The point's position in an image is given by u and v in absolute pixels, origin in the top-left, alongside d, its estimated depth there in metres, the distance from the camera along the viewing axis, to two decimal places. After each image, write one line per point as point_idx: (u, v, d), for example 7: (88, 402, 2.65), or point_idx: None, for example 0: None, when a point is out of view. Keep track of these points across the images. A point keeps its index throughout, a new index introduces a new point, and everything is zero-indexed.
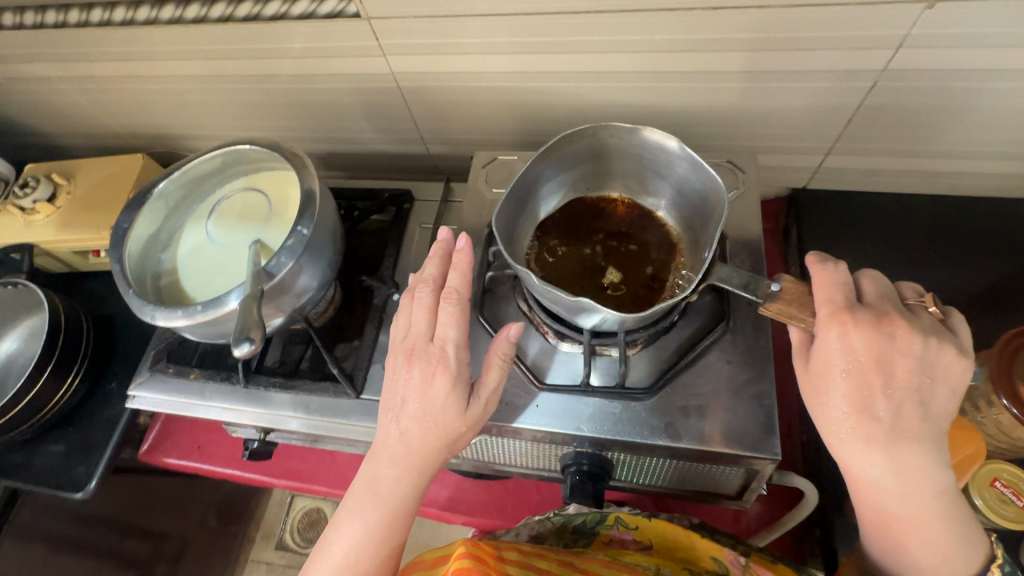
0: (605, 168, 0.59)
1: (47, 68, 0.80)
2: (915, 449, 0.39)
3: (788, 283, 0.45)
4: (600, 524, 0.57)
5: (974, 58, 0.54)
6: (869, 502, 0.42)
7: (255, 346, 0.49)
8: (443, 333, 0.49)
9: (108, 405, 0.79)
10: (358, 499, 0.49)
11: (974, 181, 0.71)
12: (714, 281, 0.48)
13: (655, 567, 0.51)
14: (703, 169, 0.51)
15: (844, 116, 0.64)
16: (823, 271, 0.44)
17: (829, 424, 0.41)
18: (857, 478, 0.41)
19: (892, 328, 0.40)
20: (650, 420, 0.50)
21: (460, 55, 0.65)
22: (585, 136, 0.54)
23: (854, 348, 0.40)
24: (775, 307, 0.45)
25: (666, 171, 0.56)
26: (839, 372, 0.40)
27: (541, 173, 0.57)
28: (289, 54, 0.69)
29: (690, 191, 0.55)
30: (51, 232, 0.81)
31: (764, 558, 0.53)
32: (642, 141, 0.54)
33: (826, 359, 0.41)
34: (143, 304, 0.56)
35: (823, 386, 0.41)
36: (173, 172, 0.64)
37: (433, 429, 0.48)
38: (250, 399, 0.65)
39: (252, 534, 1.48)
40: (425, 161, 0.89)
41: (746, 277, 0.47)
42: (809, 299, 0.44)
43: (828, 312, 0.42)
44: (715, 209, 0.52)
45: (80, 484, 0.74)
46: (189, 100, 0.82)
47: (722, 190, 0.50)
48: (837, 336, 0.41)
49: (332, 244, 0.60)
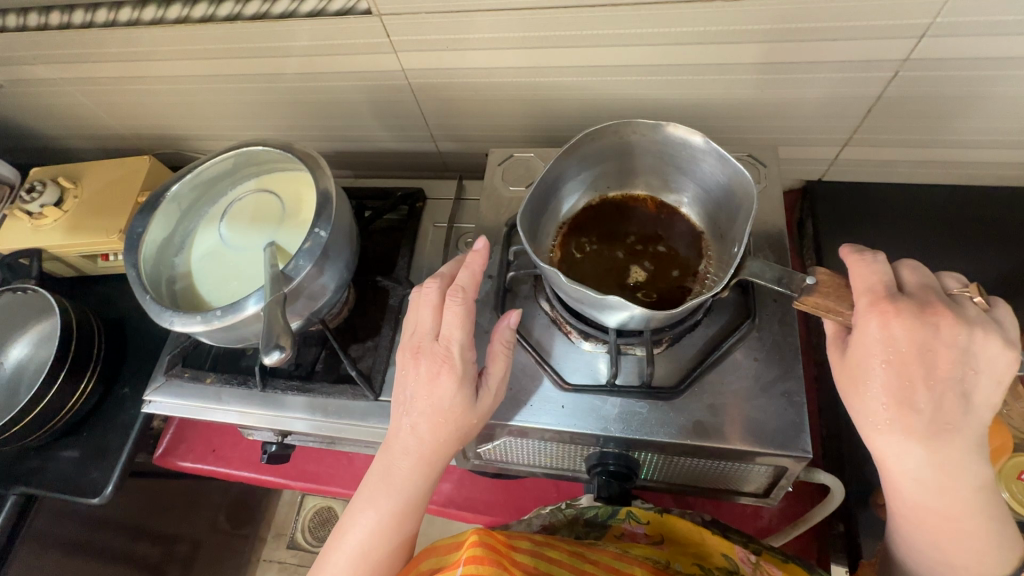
0: (626, 165, 0.59)
1: (51, 70, 0.78)
2: (954, 442, 0.39)
3: (823, 276, 0.45)
4: (612, 518, 0.52)
5: (1000, 46, 0.53)
6: (903, 495, 0.42)
7: (285, 354, 0.48)
8: (448, 332, 0.49)
9: (122, 409, 0.79)
10: (373, 489, 0.48)
11: (992, 170, 0.71)
12: (746, 276, 0.47)
13: (666, 562, 0.47)
14: (728, 163, 0.51)
15: (864, 107, 0.64)
16: (861, 261, 0.43)
17: (865, 414, 0.41)
18: (892, 470, 0.41)
19: (935, 318, 0.39)
20: (678, 419, 0.50)
21: (472, 51, 0.64)
22: (606, 134, 0.54)
23: (895, 337, 0.39)
24: (810, 301, 0.44)
25: (689, 167, 0.55)
26: (879, 362, 0.40)
27: (564, 172, 0.56)
28: (297, 53, 0.68)
29: (714, 186, 0.55)
30: (58, 236, 0.80)
31: (776, 556, 0.49)
32: (665, 137, 0.53)
33: (864, 349, 0.41)
34: (161, 310, 0.56)
35: (860, 376, 0.41)
36: (185, 175, 0.63)
37: (443, 424, 0.47)
38: (267, 402, 0.65)
39: (263, 534, 1.48)
40: (434, 158, 0.88)
41: (779, 270, 0.46)
42: (847, 291, 0.44)
43: (867, 302, 0.41)
44: (741, 205, 0.52)
45: (96, 489, 0.74)
46: (195, 100, 0.81)
47: (749, 184, 0.49)
48: (878, 326, 0.40)
49: (348, 245, 0.60)
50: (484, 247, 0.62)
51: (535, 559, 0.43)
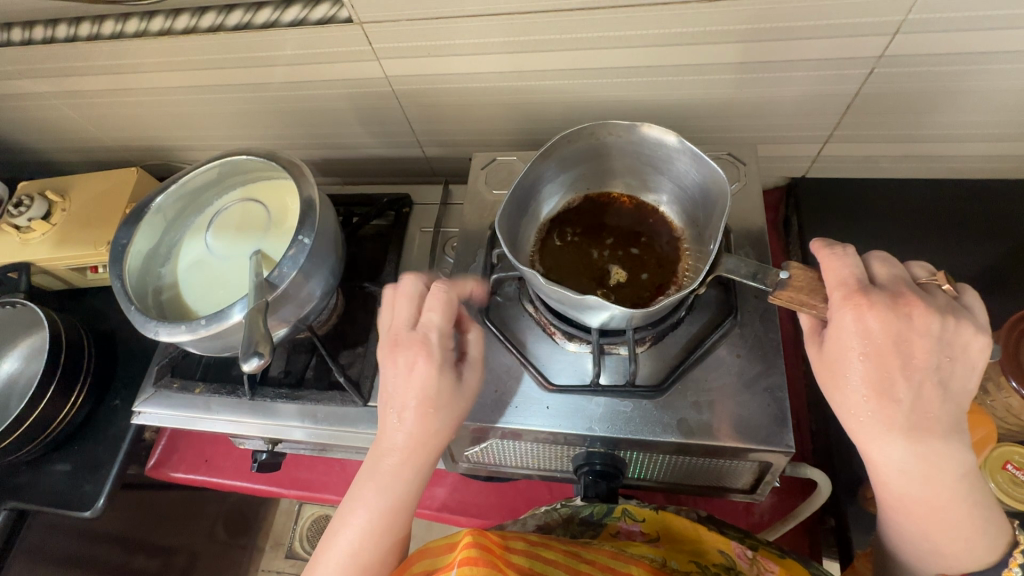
0: (604, 166, 0.59)
1: (38, 84, 0.79)
2: (935, 431, 0.39)
3: (796, 270, 0.45)
4: (607, 516, 0.52)
5: (972, 41, 0.54)
6: (889, 487, 0.42)
7: (264, 360, 0.49)
8: (428, 320, 0.50)
9: (113, 421, 0.79)
10: (362, 488, 0.48)
11: (971, 164, 0.72)
12: (722, 272, 0.48)
13: (662, 560, 0.47)
14: (703, 161, 0.51)
15: (842, 104, 0.64)
16: (833, 255, 0.43)
17: (846, 407, 0.41)
18: (875, 463, 0.42)
19: (909, 307, 0.40)
20: (662, 417, 0.50)
21: (453, 57, 0.64)
22: (583, 135, 0.54)
23: (871, 329, 0.40)
24: (786, 295, 0.45)
25: (666, 166, 0.56)
26: (857, 355, 0.40)
27: (542, 173, 0.57)
28: (280, 62, 0.68)
29: (691, 184, 0.55)
30: (46, 250, 0.80)
31: (772, 552, 0.49)
32: (641, 137, 0.54)
33: (840, 342, 0.41)
34: (146, 320, 0.56)
35: (837, 369, 0.42)
36: (170, 186, 0.64)
37: (430, 416, 0.48)
38: (257, 411, 0.65)
39: (261, 544, 1.47)
40: (421, 164, 0.88)
41: (754, 266, 0.47)
42: (819, 285, 0.44)
43: (841, 295, 0.41)
44: (718, 202, 0.52)
45: (88, 503, 0.74)
46: (180, 111, 0.81)
47: (723, 182, 0.50)
48: (853, 318, 0.40)
49: (333, 252, 0.60)
50: (468, 250, 0.63)
51: (531, 561, 0.43)
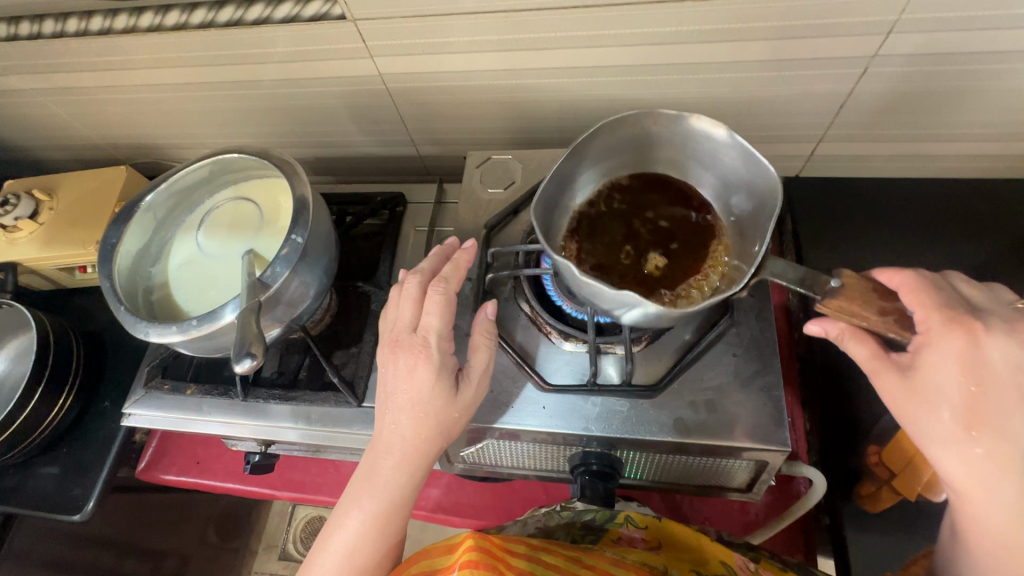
0: (646, 158, 0.59)
1: (24, 81, 0.77)
2: None
3: (848, 279, 0.45)
4: (609, 522, 0.53)
5: (966, 40, 0.54)
6: (980, 522, 0.41)
7: (257, 362, 0.48)
8: (427, 322, 0.49)
9: (103, 423, 0.78)
10: (357, 491, 0.48)
11: (964, 163, 0.72)
12: (768, 275, 0.47)
13: (663, 567, 0.46)
14: (753, 158, 0.51)
15: (836, 103, 0.64)
16: (921, 279, 0.44)
17: (941, 436, 0.41)
18: (970, 496, 0.41)
19: (1013, 333, 0.41)
20: (658, 416, 0.50)
21: (447, 55, 0.64)
22: (627, 125, 0.54)
23: (980, 355, 0.40)
24: (834, 303, 0.45)
25: (711, 160, 0.56)
26: (968, 381, 0.40)
27: (585, 156, 0.56)
28: (272, 59, 0.68)
29: (736, 181, 0.55)
30: (33, 249, 0.79)
31: (774, 564, 0.49)
32: (689, 128, 0.53)
33: (942, 369, 0.41)
34: (136, 321, 0.55)
35: (933, 398, 0.41)
36: (160, 184, 0.63)
37: (425, 419, 0.47)
38: (250, 412, 0.64)
39: (254, 546, 1.46)
40: (415, 163, 0.88)
41: (801, 272, 0.46)
42: (870, 294, 0.45)
43: (941, 319, 0.42)
44: (768, 196, 0.52)
45: (77, 506, 0.73)
46: (170, 108, 0.80)
47: (774, 181, 0.50)
48: (959, 344, 0.41)
49: (326, 251, 0.59)
50: None
51: (530, 564, 0.43)
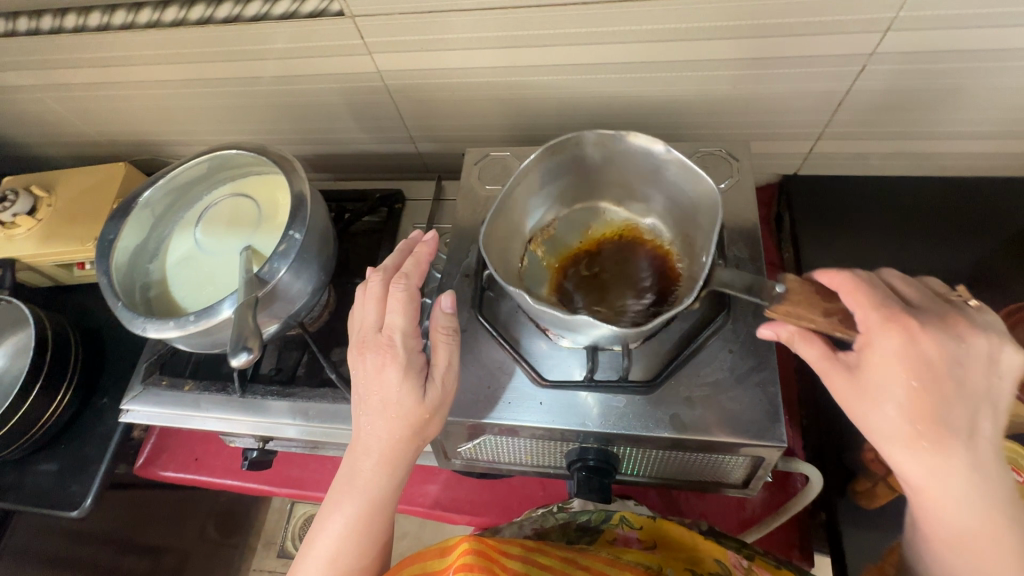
0: (588, 180, 0.59)
1: (23, 77, 0.77)
2: (984, 455, 0.39)
3: (791, 283, 0.45)
4: (604, 523, 0.54)
5: (963, 38, 0.54)
6: (935, 514, 0.40)
7: (253, 356, 0.48)
8: (391, 321, 0.50)
9: (101, 420, 0.78)
10: (338, 494, 0.48)
11: (962, 161, 0.72)
12: (717, 285, 0.47)
13: (658, 567, 0.47)
14: (691, 170, 0.52)
15: (834, 101, 0.65)
16: (858, 278, 0.43)
17: (892, 436, 0.40)
18: (923, 492, 0.40)
19: (948, 327, 0.40)
20: (654, 412, 0.50)
21: (446, 52, 0.64)
22: (568, 146, 0.54)
23: (919, 352, 0.39)
24: (783, 309, 0.44)
25: (655, 176, 0.55)
26: (911, 379, 0.39)
27: (531, 182, 0.56)
28: (270, 55, 0.68)
29: (679, 195, 0.56)
30: (31, 246, 0.79)
31: (769, 562, 0.49)
32: (627, 147, 0.53)
33: (885, 368, 0.40)
34: (134, 317, 0.55)
35: (878, 397, 0.40)
36: (158, 180, 0.63)
37: (395, 419, 0.47)
38: (247, 408, 0.63)
39: (252, 543, 1.46)
40: (414, 160, 0.88)
41: (749, 279, 0.47)
42: (813, 297, 0.44)
43: (880, 317, 0.41)
44: (711, 206, 0.52)
45: (75, 502, 0.73)
46: (168, 105, 0.80)
47: (714, 192, 0.51)
48: (898, 342, 0.39)
49: (324, 248, 0.59)
50: (462, 246, 0.62)
51: (527, 566, 0.43)
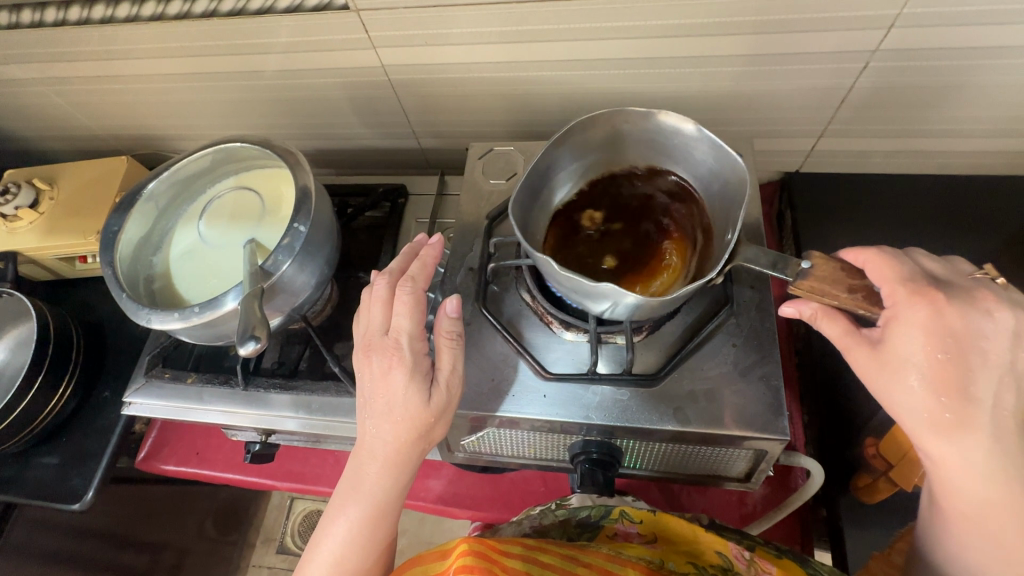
0: (618, 158, 0.58)
1: (26, 70, 0.77)
2: (1007, 429, 0.39)
3: (818, 260, 0.45)
4: (604, 519, 0.53)
5: (965, 36, 0.54)
6: (955, 487, 0.41)
7: (260, 345, 0.48)
8: (397, 324, 0.50)
9: (102, 413, 0.78)
10: (342, 497, 0.48)
11: (964, 159, 0.73)
12: (741, 261, 0.47)
13: (659, 561, 0.47)
14: (721, 150, 0.51)
15: (837, 98, 0.65)
16: (885, 254, 0.44)
17: (912, 406, 0.40)
18: (943, 465, 0.40)
19: (975, 302, 0.40)
20: (658, 405, 0.50)
21: (450, 46, 0.64)
22: (600, 122, 0.54)
23: (943, 324, 0.39)
24: (806, 285, 0.45)
25: (683, 156, 0.55)
26: (934, 351, 0.39)
27: (560, 156, 0.56)
28: (274, 49, 0.68)
29: (706, 174, 0.55)
30: (33, 239, 0.79)
31: (768, 552, 0.49)
32: (658, 125, 0.53)
33: (909, 341, 0.40)
34: (138, 308, 0.55)
35: (900, 369, 0.40)
36: (162, 173, 0.63)
37: (401, 422, 0.47)
38: (250, 402, 0.63)
39: (252, 539, 1.46)
40: (417, 156, 0.88)
41: (772, 256, 0.47)
42: (841, 275, 0.44)
43: (905, 293, 0.41)
44: (737, 189, 0.52)
45: (76, 495, 0.73)
46: (171, 99, 0.80)
47: (743, 171, 0.50)
48: (923, 315, 0.40)
49: (328, 241, 0.60)
50: (465, 240, 0.62)
51: (528, 565, 0.42)
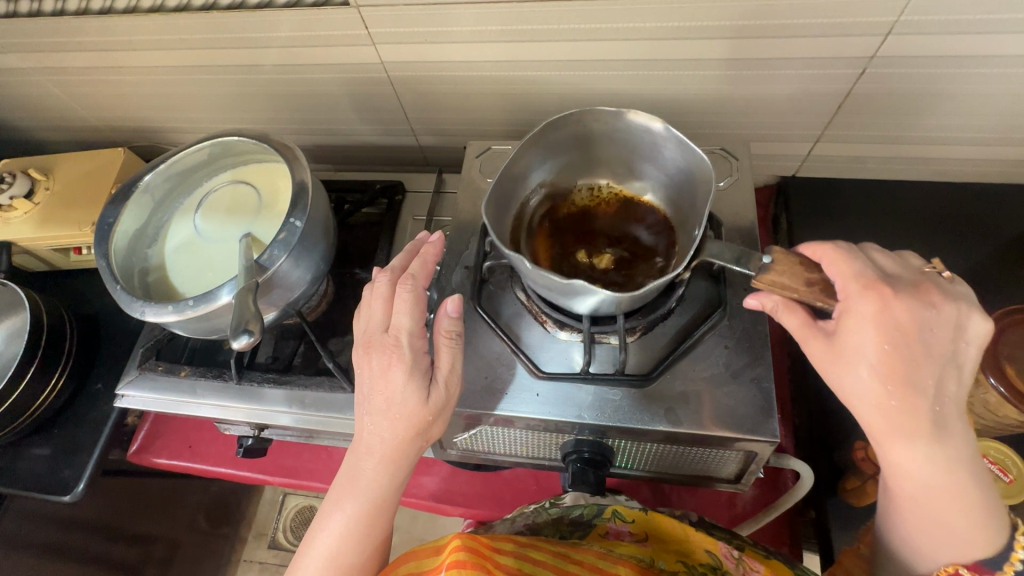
0: (591, 157, 0.59)
1: (23, 59, 0.77)
2: (947, 416, 0.39)
3: (778, 254, 0.46)
4: (597, 517, 0.54)
5: (959, 44, 0.55)
6: (904, 475, 0.41)
7: (254, 338, 0.48)
8: (398, 322, 0.50)
9: (95, 405, 0.78)
10: (339, 493, 0.48)
11: (958, 166, 0.73)
12: (706, 257, 0.48)
13: (649, 560, 0.48)
14: (688, 148, 0.52)
15: (834, 103, 0.65)
16: (837, 248, 0.44)
17: (863, 396, 0.40)
18: (893, 453, 0.40)
19: (921, 295, 0.41)
20: (650, 405, 0.50)
21: (449, 44, 0.64)
22: (571, 122, 0.54)
23: (891, 316, 0.40)
24: (767, 279, 0.45)
25: (654, 154, 0.55)
26: (881, 341, 0.39)
27: (532, 156, 0.56)
28: (273, 44, 0.68)
29: (675, 172, 0.55)
30: (28, 229, 0.78)
31: (758, 553, 0.50)
32: (627, 125, 0.53)
33: (858, 332, 0.40)
34: (132, 300, 0.55)
35: (851, 360, 0.40)
36: (159, 165, 0.63)
37: (399, 420, 0.47)
38: (244, 395, 0.64)
39: (243, 534, 1.46)
40: (415, 153, 0.88)
41: (737, 250, 0.48)
42: (801, 270, 0.45)
43: (857, 285, 0.42)
44: (704, 185, 0.52)
45: (67, 487, 0.72)
46: (169, 91, 0.80)
47: (708, 169, 0.51)
48: (873, 307, 0.40)
49: (324, 237, 0.59)
50: (461, 238, 0.62)
51: (519, 562, 0.43)
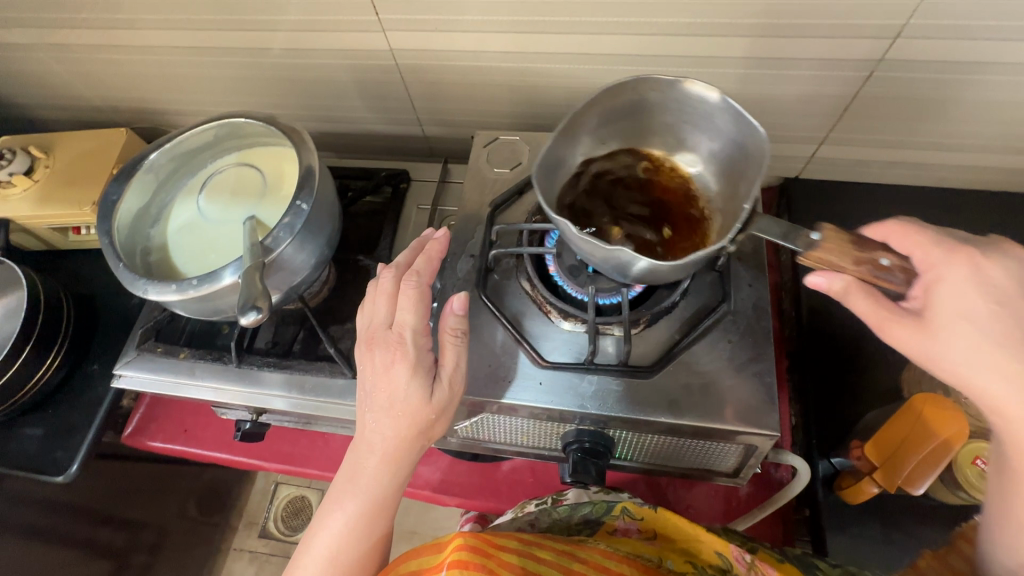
0: (645, 125, 0.57)
1: (27, 35, 0.76)
2: None
3: (828, 231, 0.43)
4: (606, 515, 0.55)
5: (969, 49, 0.55)
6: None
7: (261, 316, 0.48)
8: (402, 319, 0.50)
9: (90, 387, 0.77)
10: (340, 492, 0.48)
11: (958, 173, 0.74)
12: (754, 232, 0.45)
13: (657, 560, 0.49)
14: (744, 121, 0.49)
15: (839, 106, 0.66)
16: (901, 223, 0.45)
17: (980, 368, 0.39)
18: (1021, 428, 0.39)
19: (1008, 252, 0.42)
20: (653, 398, 0.51)
21: (460, 33, 0.64)
22: (625, 89, 0.52)
23: (987, 277, 0.40)
24: (813, 257, 0.44)
25: (708, 126, 0.53)
26: (989, 305, 0.40)
27: (582, 126, 0.54)
28: (283, 27, 0.67)
29: (730, 148, 0.53)
30: (27, 208, 0.78)
31: (773, 556, 0.50)
32: (682, 93, 0.51)
33: (956, 301, 0.40)
34: (135, 278, 0.54)
35: (964, 331, 0.40)
36: (164, 144, 0.62)
37: (402, 417, 0.48)
38: (242, 379, 0.63)
39: (234, 523, 1.45)
40: (420, 143, 0.87)
41: (786, 226, 0.45)
42: (849, 246, 0.43)
43: (945, 251, 0.42)
44: (756, 164, 0.50)
45: (59, 468, 0.72)
46: (174, 73, 0.79)
47: (764, 143, 0.48)
48: (965, 270, 0.41)
49: (329, 222, 0.59)
50: (468, 226, 0.63)
51: (523, 560, 0.43)
